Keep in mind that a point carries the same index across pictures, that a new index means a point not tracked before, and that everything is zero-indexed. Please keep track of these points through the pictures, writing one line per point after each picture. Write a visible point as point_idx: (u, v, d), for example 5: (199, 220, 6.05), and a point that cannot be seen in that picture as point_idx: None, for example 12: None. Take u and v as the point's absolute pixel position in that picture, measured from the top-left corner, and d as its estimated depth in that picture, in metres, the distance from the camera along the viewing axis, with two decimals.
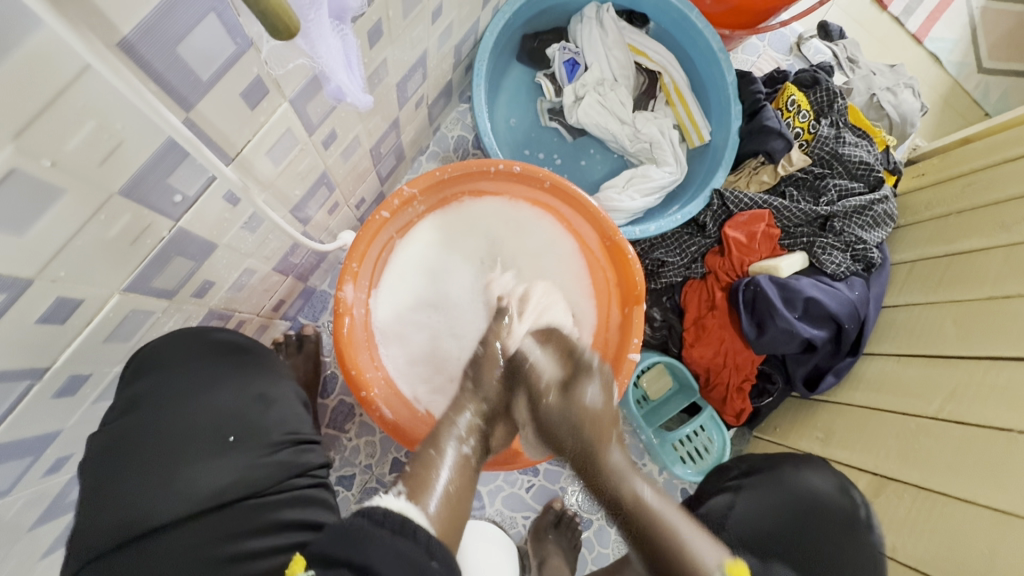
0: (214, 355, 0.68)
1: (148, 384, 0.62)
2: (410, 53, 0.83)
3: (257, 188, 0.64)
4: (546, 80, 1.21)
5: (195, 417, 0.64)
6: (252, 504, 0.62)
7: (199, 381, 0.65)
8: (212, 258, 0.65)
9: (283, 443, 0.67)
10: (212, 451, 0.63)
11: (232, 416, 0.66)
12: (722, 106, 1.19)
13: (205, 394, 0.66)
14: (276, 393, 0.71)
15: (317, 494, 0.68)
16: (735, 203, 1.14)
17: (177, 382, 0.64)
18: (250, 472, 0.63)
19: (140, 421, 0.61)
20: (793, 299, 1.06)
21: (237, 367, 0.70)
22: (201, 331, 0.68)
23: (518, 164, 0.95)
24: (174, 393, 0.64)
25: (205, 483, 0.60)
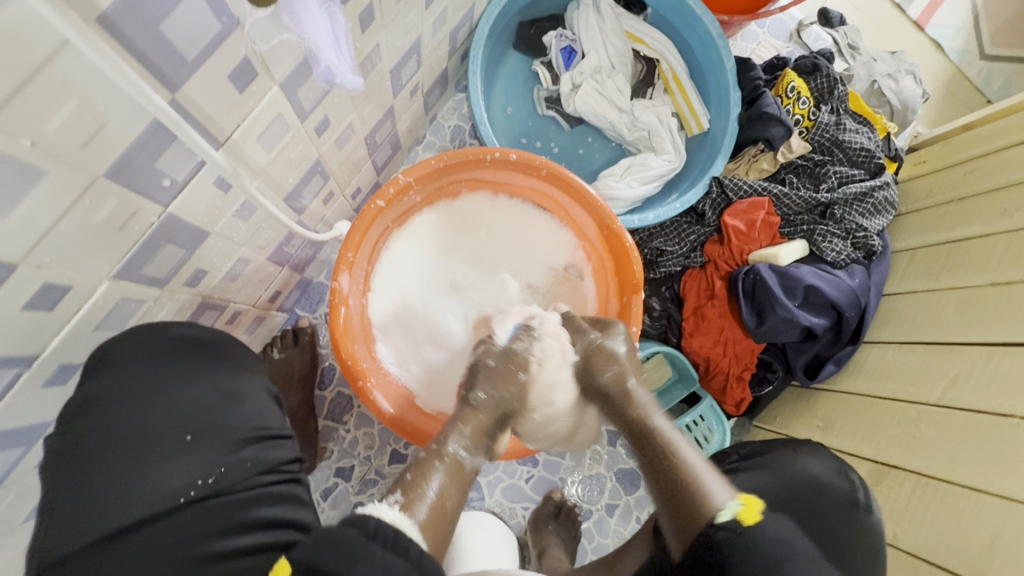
0: (183, 349, 0.66)
1: (103, 386, 0.59)
2: (403, 39, 0.82)
3: (248, 175, 0.63)
4: (543, 68, 1.20)
5: (157, 416, 0.62)
6: (219, 503, 0.61)
7: (164, 377, 0.63)
8: (204, 246, 0.65)
9: (250, 438, 0.66)
10: (169, 451, 0.61)
11: (193, 415, 0.63)
12: (721, 93, 1.18)
13: (165, 392, 0.63)
14: (246, 389, 0.69)
15: (284, 490, 0.67)
16: (735, 191, 1.13)
17: (135, 380, 0.61)
18: (216, 468, 0.62)
19: (95, 423, 0.59)
20: (793, 287, 1.05)
21: (207, 362, 0.68)
22: (163, 327, 0.65)
23: (514, 152, 0.94)
24: (137, 390, 0.61)
25: (171, 483, 0.59)
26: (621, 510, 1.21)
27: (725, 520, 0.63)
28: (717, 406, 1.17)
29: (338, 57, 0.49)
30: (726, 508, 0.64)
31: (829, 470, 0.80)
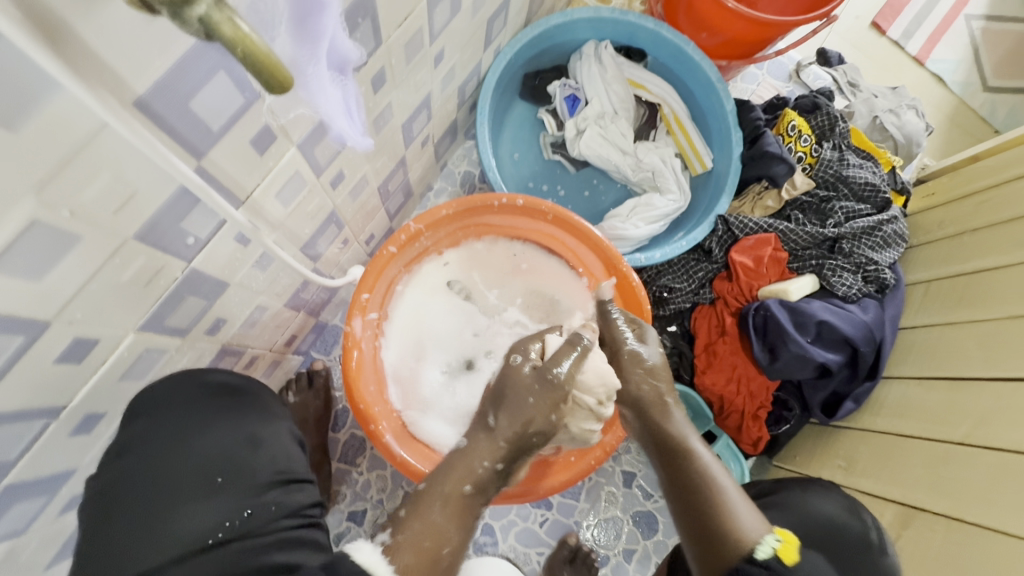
0: (209, 397, 0.69)
1: (138, 431, 0.63)
2: (413, 97, 0.87)
3: (267, 227, 0.67)
4: (548, 115, 1.25)
5: (188, 462, 0.65)
6: (238, 547, 0.61)
7: (191, 425, 0.66)
8: (224, 295, 0.68)
9: (273, 482, 0.67)
10: (199, 495, 0.64)
11: (223, 459, 0.66)
12: (722, 133, 1.21)
13: (195, 439, 0.66)
14: (265, 435, 0.71)
15: (306, 535, 0.67)
16: (741, 228, 1.14)
17: (167, 426, 0.64)
18: (234, 515, 0.63)
19: (128, 467, 0.63)
20: (804, 323, 1.04)
21: (231, 409, 0.70)
22: (196, 374, 0.69)
23: (521, 197, 0.98)
24: (168, 437, 0.65)
25: (188, 529, 0.61)
26: (640, 556, 1.17)
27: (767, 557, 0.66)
28: (734, 444, 1.16)
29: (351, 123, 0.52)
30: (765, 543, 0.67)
31: (840, 510, 0.77)
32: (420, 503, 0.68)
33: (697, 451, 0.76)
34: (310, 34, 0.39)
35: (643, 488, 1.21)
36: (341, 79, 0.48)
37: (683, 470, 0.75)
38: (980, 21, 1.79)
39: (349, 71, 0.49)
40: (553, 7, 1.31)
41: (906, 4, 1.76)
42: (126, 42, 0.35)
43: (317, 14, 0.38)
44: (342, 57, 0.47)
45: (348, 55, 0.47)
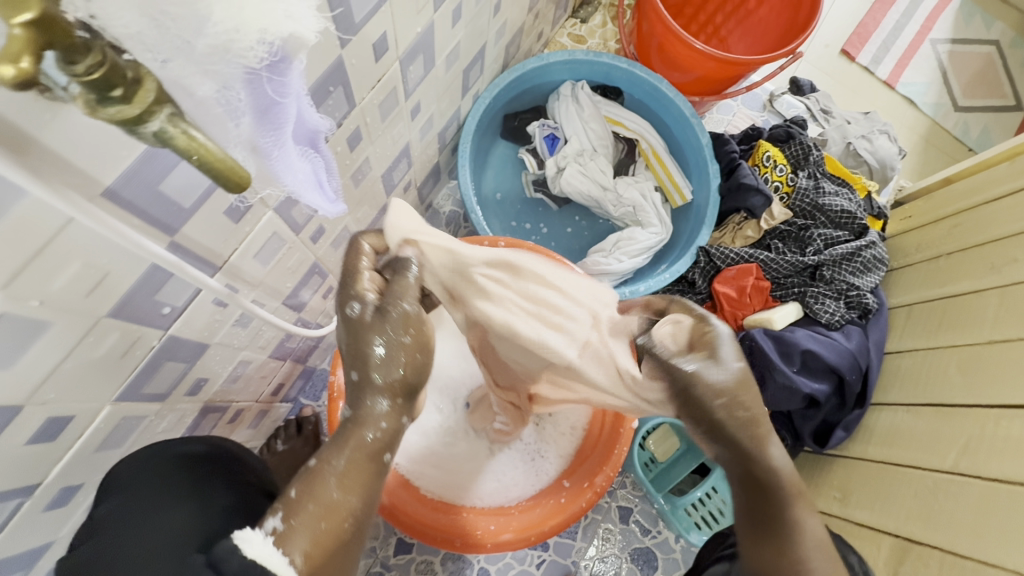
0: (184, 467, 0.68)
1: (107, 508, 0.62)
2: (392, 148, 0.89)
3: (246, 286, 0.68)
4: (529, 155, 1.27)
5: (154, 539, 0.61)
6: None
7: (159, 500, 0.64)
8: (205, 356, 0.68)
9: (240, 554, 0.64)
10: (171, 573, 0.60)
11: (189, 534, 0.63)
12: (700, 166, 1.24)
13: (162, 513, 0.64)
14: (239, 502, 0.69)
15: None
16: (723, 259, 1.16)
17: (145, 499, 0.64)
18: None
19: (97, 550, 0.60)
20: (790, 353, 1.05)
21: (205, 481, 0.69)
22: (167, 445, 0.68)
23: (503, 240, 1.00)
24: (136, 515, 0.63)
25: None
26: None
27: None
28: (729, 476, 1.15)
29: (323, 191, 0.53)
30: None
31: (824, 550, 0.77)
32: (313, 478, 0.50)
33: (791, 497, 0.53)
34: (274, 120, 0.40)
35: (641, 523, 1.20)
36: (311, 152, 0.49)
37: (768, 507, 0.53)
38: (945, 45, 1.85)
39: (322, 143, 0.50)
40: (530, 51, 1.35)
41: (873, 32, 1.82)
42: (92, 142, 0.36)
43: (279, 102, 0.39)
44: (312, 130, 0.48)
45: (318, 128, 0.48)
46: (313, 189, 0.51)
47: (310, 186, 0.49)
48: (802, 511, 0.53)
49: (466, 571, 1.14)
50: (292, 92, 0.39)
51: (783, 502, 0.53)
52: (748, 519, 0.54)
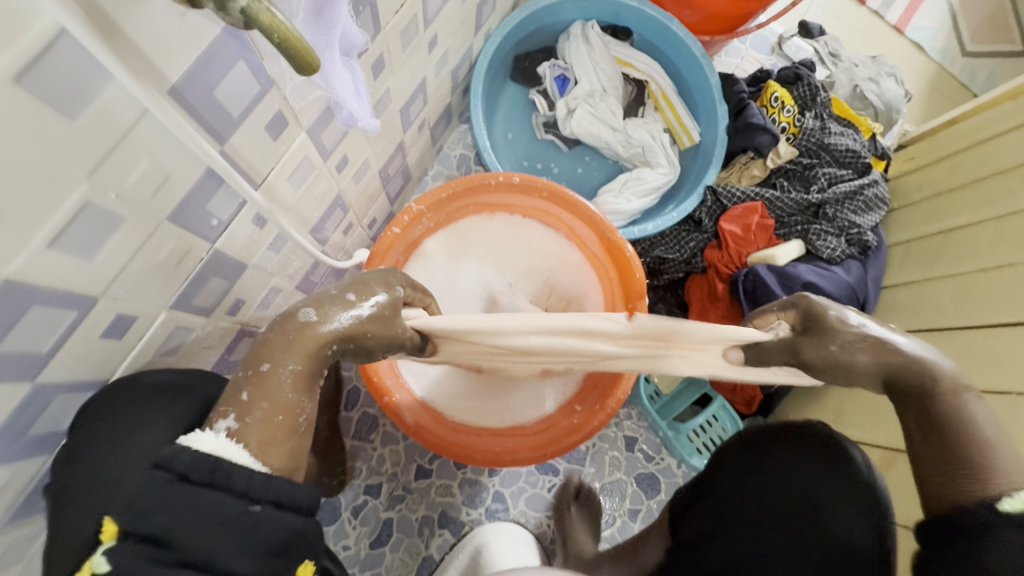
0: (160, 393, 0.63)
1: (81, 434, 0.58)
2: (410, 82, 0.90)
3: (282, 208, 0.71)
4: (539, 96, 1.28)
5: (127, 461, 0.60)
6: None
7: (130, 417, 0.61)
8: (244, 276, 0.72)
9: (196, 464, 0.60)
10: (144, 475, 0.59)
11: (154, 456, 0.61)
12: (709, 107, 1.26)
13: (138, 430, 0.62)
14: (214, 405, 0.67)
15: None
16: (729, 198, 1.19)
17: (118, 423, 0.60)
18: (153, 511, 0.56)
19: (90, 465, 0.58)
20: (792, 285, 1.10)
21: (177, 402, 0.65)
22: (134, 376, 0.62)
23: (517, 176, 1.02)
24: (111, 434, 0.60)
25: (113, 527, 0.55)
26: (644, 515, 1.23)
27: (1014, 509, 0.50)
28: (730, 406, 1.26)
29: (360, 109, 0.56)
30: (1014, 494, 0.51)
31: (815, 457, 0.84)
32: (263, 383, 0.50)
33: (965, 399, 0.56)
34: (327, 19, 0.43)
35: (645, 451, 1.27)
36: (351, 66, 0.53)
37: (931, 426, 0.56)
38: None
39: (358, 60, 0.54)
40: None
41: None
42: (166, 37, 0.39)
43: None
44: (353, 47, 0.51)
45: (357, 43, 0.52)
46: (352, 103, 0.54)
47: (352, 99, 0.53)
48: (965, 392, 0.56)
49: (481, 494, 1.22)
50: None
51: (951, 400, 0.56)
52: (914, 440, 0.57)
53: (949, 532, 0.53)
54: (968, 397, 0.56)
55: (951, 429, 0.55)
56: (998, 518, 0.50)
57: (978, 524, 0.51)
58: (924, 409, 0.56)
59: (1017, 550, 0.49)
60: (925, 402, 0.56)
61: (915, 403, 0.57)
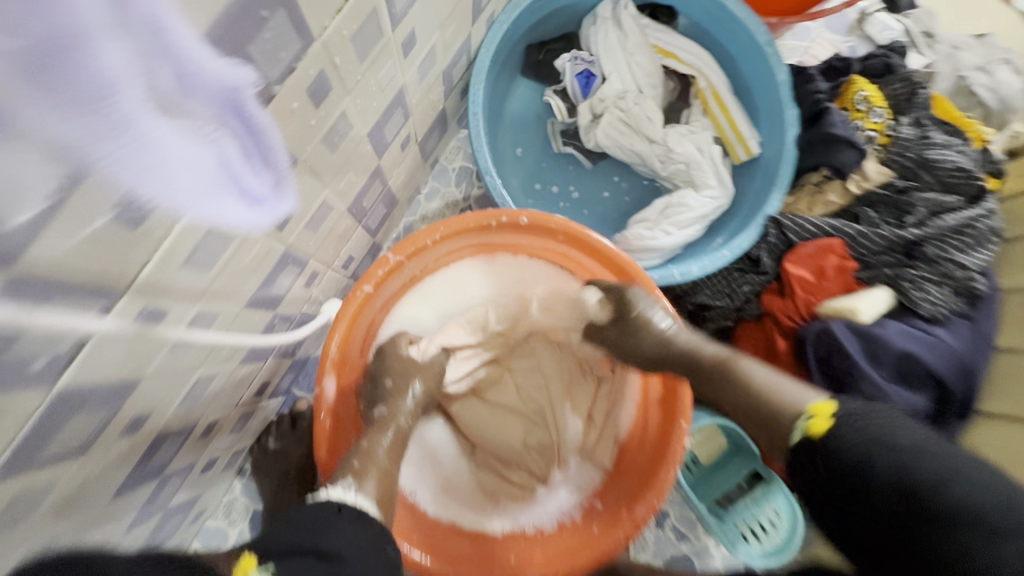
0: None
1: None
2: (379, 98, 0.67)
3: (186, 299, 0.51)
4: (556, 98, 1.01)
5: None
6: None
7: None
8: (140, 390, 0.53)
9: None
10: None
11: None
12: (771, 109, 0.99)
13: None
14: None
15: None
16: (797, 232, 0.93)
17: None
18: None
19: None
20: (880, 355, 0.86)
21: None
22: None
23: (524, 215, 0.79)
24: None
25: None
26: None
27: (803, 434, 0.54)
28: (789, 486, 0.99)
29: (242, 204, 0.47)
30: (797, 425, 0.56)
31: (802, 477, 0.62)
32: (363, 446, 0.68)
33: (739, 364, 0.67)
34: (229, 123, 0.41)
35: (677, 529, 1.07)
36: (216, 125, 0.39)
37: (726, 388, 0.66)
38: None
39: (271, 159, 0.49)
40: None
41: None
42: None
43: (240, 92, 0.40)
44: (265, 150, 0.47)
45: (270, 143, 0.48)
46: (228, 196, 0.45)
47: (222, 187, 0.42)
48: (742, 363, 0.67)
49: None
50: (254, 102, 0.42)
51: (723, 368, 0.67)
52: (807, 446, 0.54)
53: (833, 472, 0.51)
54: (743, 363, 0.66)
55: (766, 405, 0.61)
56: (821, 446, 0.53)
57: (816, 455, 0.53)
58: (730, 382, 0.66)
59: (909, 444, 0.49)
60: (713, 381, 0.68)
61: (719, 386, 0.67)
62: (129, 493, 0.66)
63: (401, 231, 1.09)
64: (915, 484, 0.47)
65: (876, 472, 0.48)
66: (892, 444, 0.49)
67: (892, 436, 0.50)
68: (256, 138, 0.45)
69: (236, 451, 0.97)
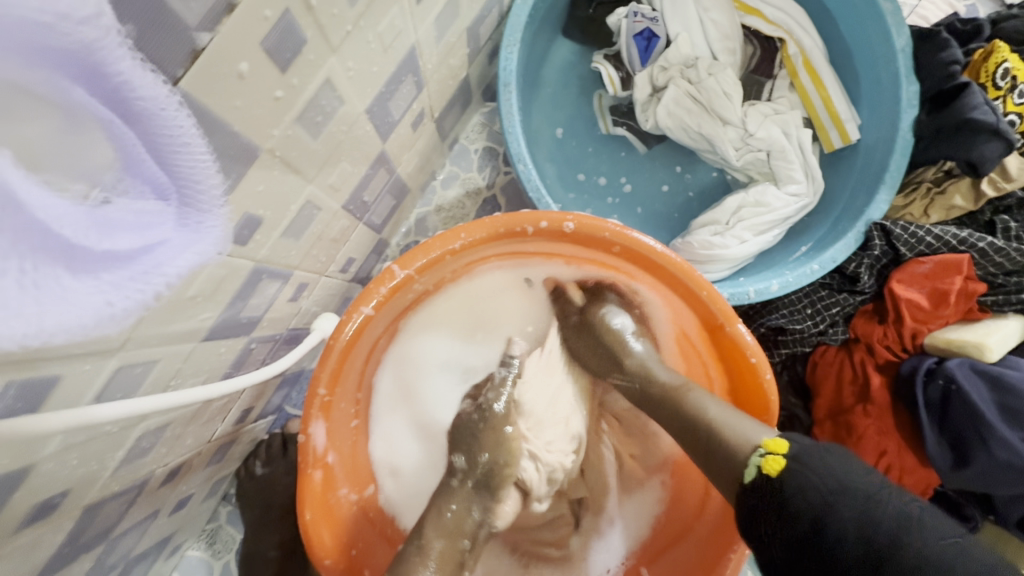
0: None
1: None
2: (381, 60, 0.49)
3: (89, 360, 0.36)
4: (606, 64, 0.83)
5: None
6: None
7: None
8: (34, 476, 0.40)
9: None
10: None
11: None
12: (877, 84, 0.78)
13: None
14: None
15: None
16: (906, 242, 0.74)
17: None
18: None
19: None
20: (1019, 410, 0.66)
21: None
22: None
23: (570, 219, 0.60)
24: None
25: None
26: None
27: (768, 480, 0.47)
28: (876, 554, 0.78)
29: (160, 275, 0.27)
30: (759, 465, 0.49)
31: None
32: None
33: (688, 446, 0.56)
34: (72, 123, 0.22)
35: None
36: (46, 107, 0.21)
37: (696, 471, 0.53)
38: None
39: (208, 194, 0.29)
40: None
41: None
42: None
43: (105, 57, 0.21)
44: (192, 179, 0.27)
45: (201, 169, 0.28)
46: (126, 257, 0.25)
47: (90, 245, 0.23)
48: (695, 396, 0.57)
49: None
50: (134, 76, 0.23)
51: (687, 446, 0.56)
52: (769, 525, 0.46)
53: (787, 510, 0.44)
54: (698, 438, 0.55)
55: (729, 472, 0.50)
56: (778, 493, 0.46)
57: (767, 500, 0.46)
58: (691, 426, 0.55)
59: (840, 477, 0.44)
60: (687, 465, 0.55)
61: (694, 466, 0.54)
62: (57, 567, 0.54)
63: (411, 224, 0.92)
64: (874, 528, 0.40)
65: (843, 520, 0.42)
66: (828, 486, 0.44)
67: (837, 475, 0.44)
68: (159, 155, 0.25)
69: (217, 480, 0.83)
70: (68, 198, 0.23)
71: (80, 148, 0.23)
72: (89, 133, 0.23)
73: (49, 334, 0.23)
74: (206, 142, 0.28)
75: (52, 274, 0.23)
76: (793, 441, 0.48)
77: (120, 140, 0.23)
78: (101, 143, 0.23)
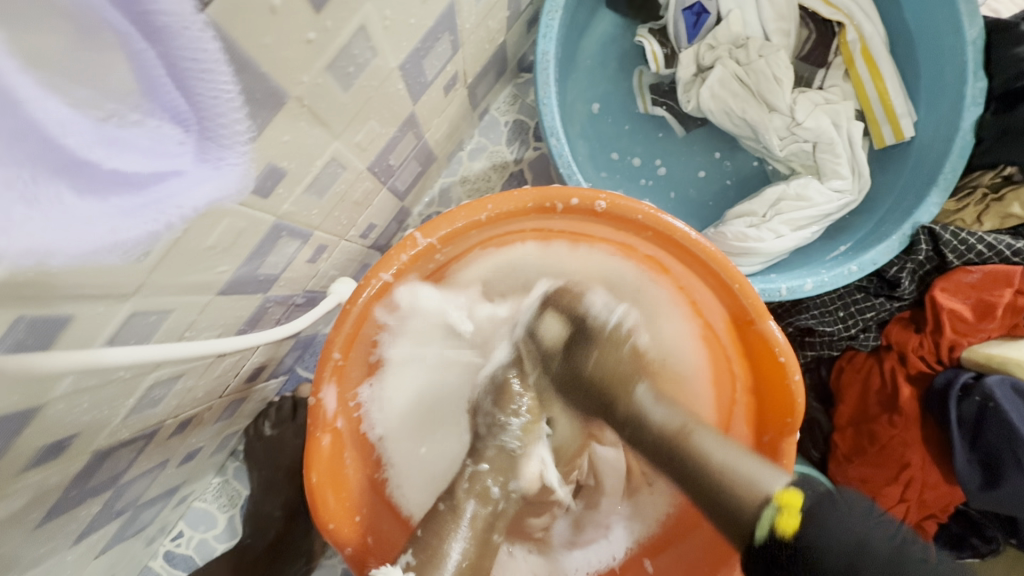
0: None
1: None
2: (420, 12, 0.46)
3: (104, 301, 0.35)
4: (651, 39, 0.79)
5: None
6: None
7: None
8: (45, 416, 0.39)
9: None
10: None
11: None
12: (940, 77, 0.73)
13: None
14: None
15: None
16: (955, 248, 0.70)
17: None
18: None
19: None
20: None
21: None
22: None
23: (603, 196, 0.57)
24: None
25: None
26: None
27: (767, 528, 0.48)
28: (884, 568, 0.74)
29: (174, 207, 0.25)
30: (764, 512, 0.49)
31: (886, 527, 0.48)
32: None
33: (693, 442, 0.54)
34: (88, 32, 0.20)
35: None
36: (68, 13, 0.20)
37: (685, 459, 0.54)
38: None
39: (232, 130, 0.27)
40: None
41: None
42: None
43: None
44: (214, 110, 0.26)
45: (224, 100, 0.26)
46: (135, 183, 0.24)
47: (95, 160, 0.22)
48: (700, 436, 0.55)
49: None
50: None
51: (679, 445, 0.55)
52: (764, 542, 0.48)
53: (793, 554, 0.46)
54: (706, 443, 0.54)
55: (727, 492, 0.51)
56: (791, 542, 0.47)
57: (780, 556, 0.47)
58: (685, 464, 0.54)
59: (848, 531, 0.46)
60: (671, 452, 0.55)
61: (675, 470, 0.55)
62: (65, 509, 0.55)
63: (434, 195, 0.90)
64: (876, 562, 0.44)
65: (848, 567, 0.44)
66: (845, 548, 0.45)
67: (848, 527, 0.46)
68: (179, 82, 0.24)
69: (226, 436, 0.84)
70: (74, 115, 0.21)
71: (98, 66, 0.21)
72: (105, 46, 0.21)
73: (45, 257, 0.22)
74: (232, 74, 0.26)
75: (55, 191, 0.21)
76: (805, 493, 0.48)
77: (138, 55, 0.22)
78: (120, 63, 0.22)
